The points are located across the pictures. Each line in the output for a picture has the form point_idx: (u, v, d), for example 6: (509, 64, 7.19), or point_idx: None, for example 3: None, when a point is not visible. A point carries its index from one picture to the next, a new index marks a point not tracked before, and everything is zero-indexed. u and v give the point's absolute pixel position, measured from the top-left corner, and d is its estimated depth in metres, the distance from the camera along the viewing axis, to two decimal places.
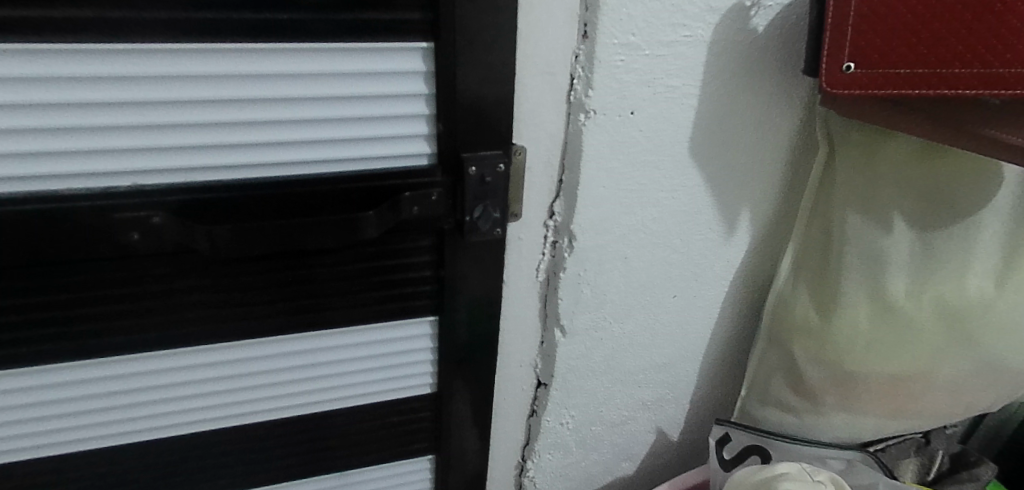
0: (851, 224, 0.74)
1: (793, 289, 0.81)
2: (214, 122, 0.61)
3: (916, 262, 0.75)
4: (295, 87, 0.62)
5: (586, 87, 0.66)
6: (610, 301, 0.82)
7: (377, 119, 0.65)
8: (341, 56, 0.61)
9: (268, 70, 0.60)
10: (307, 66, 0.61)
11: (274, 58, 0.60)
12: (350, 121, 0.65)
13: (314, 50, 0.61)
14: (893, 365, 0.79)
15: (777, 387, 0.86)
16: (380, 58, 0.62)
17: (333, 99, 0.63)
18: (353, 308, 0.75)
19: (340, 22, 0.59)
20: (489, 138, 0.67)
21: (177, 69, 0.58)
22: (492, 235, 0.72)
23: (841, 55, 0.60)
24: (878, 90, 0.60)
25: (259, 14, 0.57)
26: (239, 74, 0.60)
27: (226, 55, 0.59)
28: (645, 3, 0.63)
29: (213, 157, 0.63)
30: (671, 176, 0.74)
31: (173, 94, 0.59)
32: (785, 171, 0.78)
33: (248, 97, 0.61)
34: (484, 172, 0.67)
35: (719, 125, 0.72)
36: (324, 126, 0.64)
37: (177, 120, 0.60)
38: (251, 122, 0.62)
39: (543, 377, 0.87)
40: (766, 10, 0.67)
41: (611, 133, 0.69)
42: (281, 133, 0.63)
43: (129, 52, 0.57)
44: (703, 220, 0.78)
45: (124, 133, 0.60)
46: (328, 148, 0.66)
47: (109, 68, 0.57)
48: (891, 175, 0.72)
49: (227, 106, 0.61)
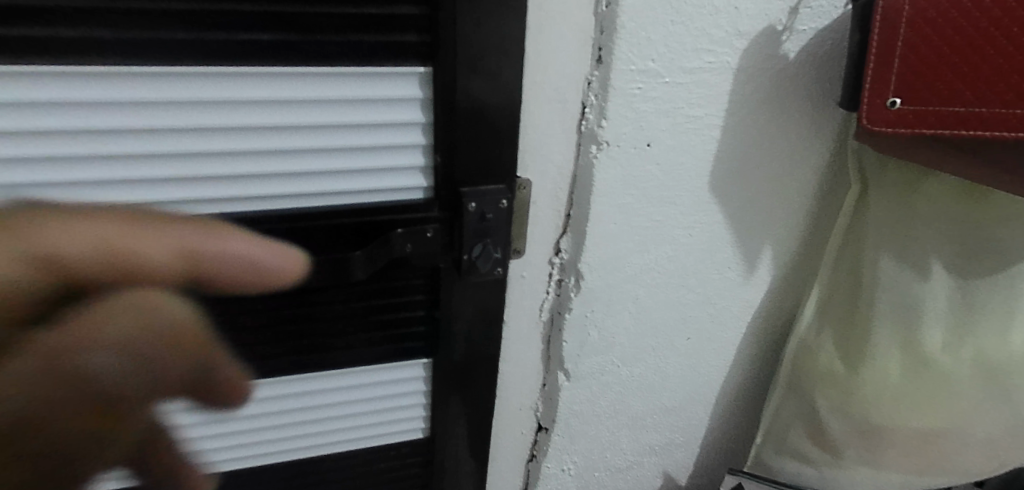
0: (883, 269, 0.68)
1: (817, 336, 0.75)
2: (186, 152, 0.55)
3: (952, 311, 0.69)
4: (278, 115, 0.55)
5: (599, 117, 0.60)
6: (619, 343, 0.75)
7: (368, 148, 0.59)
8: (328, 80, 0.55)
9: (245, 96, 0.54)
10: (289, 91, 0.55)
11: (254, 83, 0.54)
12: (338, 150, 0.58)
13: (300, 75, 0.54)
14: (925, 421, 0.72)
15: (795, 436, 0.80)
16: (372, 83, 0.56)
17: (319, 128, 0.57)
18: (340, 352, 0.69)
19: (329, 45, 0.53)
20: (491, 171, 0.60)
21: (145, 95, 0.52)
22: (492, 276, 0.65)
23: (886, 89, 0.54)
24: (926, 129, 0.53)
25: (237, 35, 0.51)
26: (213, 101, 0.53)
27: (200, 80, 0.53)
28: (667, 27, 0.56)
29: (185, 190, 0.57)
30: (689, 212, 0.68)
31: (140, 122, 0.53)
32: (811, 209, 0.72)
33: (225, 125, 0.55)
34: (485, 209, 0.61)
35: (741, 157, 0.66)
36: (307, 156, 0.58)
37: (143, 151, 0.54)
38: (227, 153, 0.56)
39: (544, 421, 0.81)
40: (798, 35, 0.61)
41: (625, 166, 0.63)
42: (261, 163, 0.57)
43: (90, 75, 0.50)
44: (722, 259, 0.72)
45: (83, 164, 0.53)
46: (314, 180, 0.59)
47: (67, 93, 0.50)
48: (930, 217, 0.66)
49: (199, 135, 0.55)
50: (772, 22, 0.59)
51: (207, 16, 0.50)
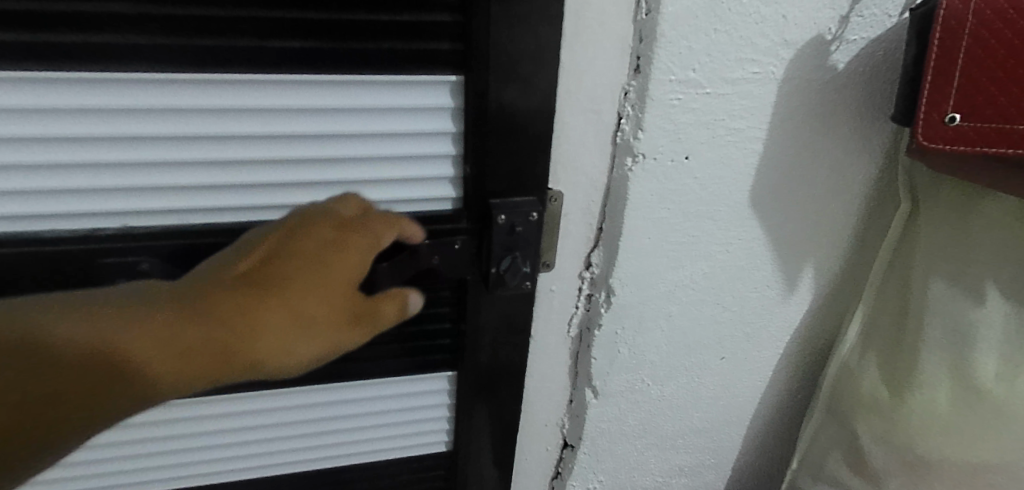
0: (934, 291, 0.65)
1: (860, 360, 0.72)
2: (211, 160, 0.54)
3: (1011, 344, 0.64)
4: (304, 122, 0.54)
5: (635, 128, 0.57)
6: (649, 361, 0.73)
7: (395, 157, 0.57)
8: (356, 88, 0.54)
9: (271, 103, 0.52)
10: (316, 98, 0.53)
11: (280, 90, 0.52)
12: (365, 160, 0.57)
13: (327, 83, 0.53)
14: (974, 453, 0.68)
15: (834, 463, 0.76)
16: (401, 92, 0.55)
17: (346, 136, 0.55)
18: (362, 364, 0.67)
19: (357, 54, 0.52)
20: (521, 183, 0.58)
21: (169, 101, 0.51)
22: (521, 290, 0.63)
23: (944, 104, 0.51)
24: (988, 148, 0.50)
25: (265, 42, 0.50)
26: (238, 108, 0.52)
27: (227, 87, 0.51)
28: (709, 35, 0.54)
29: (209, 198, 0.56)
30: (726, 227, 0.65)
31: (164, 128, 0.52)
32: (856, 227, 0.69)
33: (250, 133, 0.53)
34: (515, 221, 0.59)
35: (784, 171, 0.63)
36: (333, 165, 0.57)
37: (168, 158, 0.53)
38: (252, 161, 0.55)
39: (570, 438, 0.79)
40: (848, 45, 0.57)
41: (661, 179, 0.60)
42: (287, 171, 0.56)
43: (115, 81, 0.49)
44: (760, 277, 0.69)
45: (107, 171, 0.53)
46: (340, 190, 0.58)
47: (92, 99, 0.49)
48: (985, 239, 0.62)
49: (224, 143, 0.53)
50: (821, 31, 0.56)
51: (234, 23, 0.49)
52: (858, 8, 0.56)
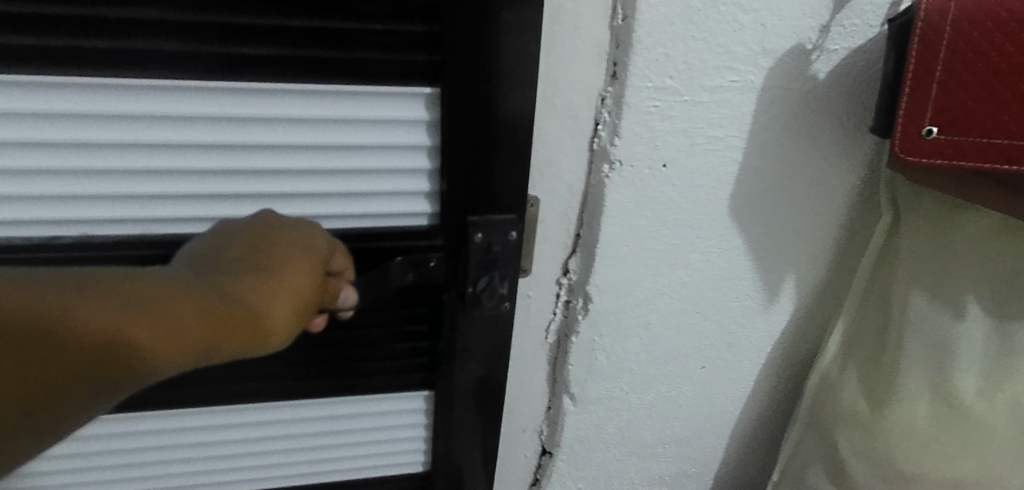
0: (914, 306, 0.64)
1: (841, 370, 0.71)
2: (186, 168, 0.54)
3: (993, 362, 0.63)
4: (277, 129, 0.54)
5: (612, 135, 0.57)
6: (628, 370, 0.72)
7: (372, 171, 0.57)
8: (332, 98, 0.53)
9: (244, 110, 0.52)
10: (290, 106, 0.53)
11: (255, 98, 0.52)
12: (339, 170, 0.57)
13: (301, 92, 0.53)
14: (954, 473, 0.67)
15: (813, 475, 0.75)
16: (377, 103, 0.54)
17: (320, 147, 0.55)
18: (338, 379, 0.67)
19: (330, 62, 0.51)
20: (501, 200, 0.58)
21: (142, 108, 0.50)
22: (498, 310, 0.63)
23: (921, 116, 0.50)
24: (964, 162, 0.50)
25: (234, 48, 0.49)
26: (211, 115, 0.52)
27: (199, 94, 0.51)
28: (687, 43, 0.53)
29: (182, 206, 0.55)
30: (705, 236, 0.64)
31: (136, 135, 0.51)
32: (839, 240, 0.68)
33: (222, 140, 0.53)
34: (492, 239, 0.59)
35: (764, 181, 0.62)
36: (308, 176, 0.56)
37: (139, 164, 0.53)
38: (225, 170, 0.54)
39: (548, 445, 0.78)
40: (829, 55, 0.57)
41: (638, 187, 0.60)
42: (259, 179, 0.56)
43: (86, 86, 0.49)
44: (741, 286, 0.69)
45: (75, 179, 0.52)
46: (314, 201, 0.58)
47: (64, 104, 0.49)
48: (965, 255, 0.61)
49: (195, 150, 0.53)
50: (801, 40, 0.55)
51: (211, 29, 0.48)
52: (839, 17, 0.55)
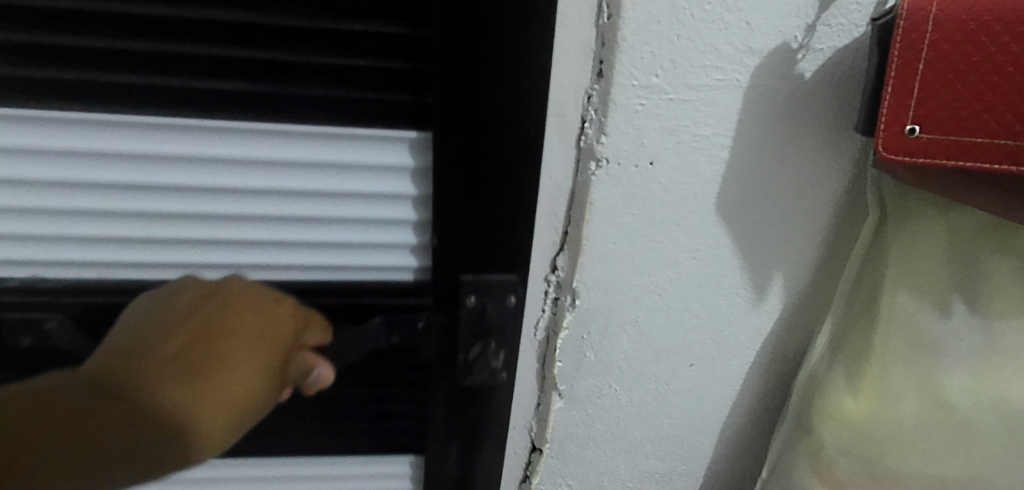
0: (900, 304, 0.64)
1: (828, 368, 0.70)
2: (194, 203, 0.62)
3: (976, 360, 0.64)
4: (277, 160, 0.61)
5: (599, 132, 0.57)
6: (617, 367, 0.72)
7: (364, 220, 0.66)
8: (328, 140, 0.61)
9: (250, 150, 0.60)
10: (292, 149, 0.61)
11: (264, 140, 0.60)
12: (329, 194, 0.63)
13: (301, 137, 0.60)
14: (939, 470, 0.68)
15: (801, 474, 0.75)
16: (373, 153, 0.62)
17: (309, 167, 0.62)
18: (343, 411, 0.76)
19: (327, 99, 0.58)
20: (494, 262, 0.64)
21: (163, 145, 0.59)
22: (493, 378, 0.71)
23: (904, 114, 0.50)
24: (948, 161, 0.50)
25: (246, 85, 0.56)
26: (224, 156, 0.60)
27: (213, 136, 0.59)
28: (672, 41, 0.54)
29: (180, 233, 0.63)
30: (693, 234, 0.64)
31: (144, 178, 0.60)
32: (825, 239, 0.68)
33: (229, 180, 0.61)
34: (486, 302, 0.66)
35: (751, 178, 0.63)
36: (300, 207, 0.64)
37: (148, 205, 0.61)
38: (228, 198, 0.62)
39: (538, 442, 0.78)
40: (815, 54, 0.57)
41: (625, 185, 0.60)
42: (252, 205, 0.63)
43: (115, 129, 0.58)
44: (729, 284, 0.69)
45: (83, 222, 0.62)
46: (304, 229, 0.65)
47: (86, 142, 0.58)
48: (944, 254, 0.62)
49: (197, 173, 0.61)
50: (787, 39, 0.56)
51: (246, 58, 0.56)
52: (825, 17, 0.55)
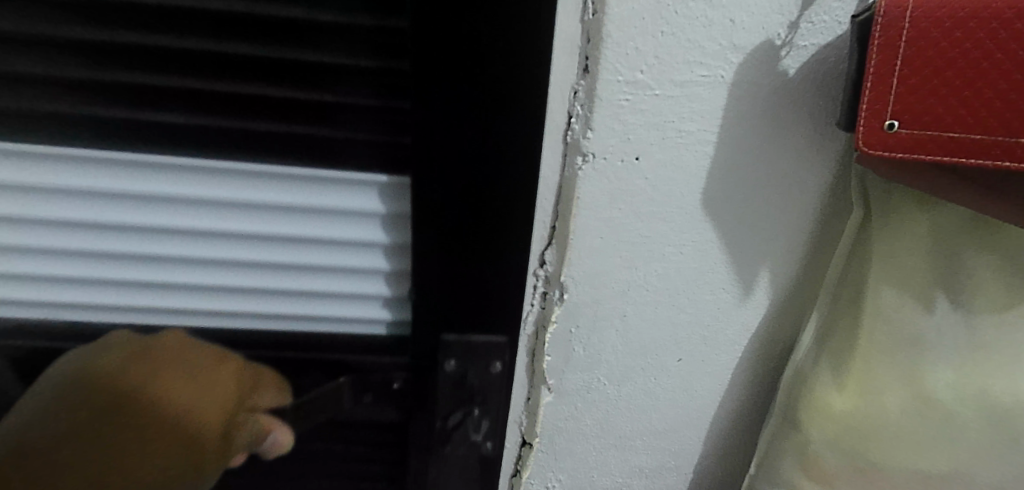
0: (883, 299, 0.65)
1: (814, 363, 0.71)
2: (178, 249, 0.64)
3: (959, 354, 0.65)
4: (262, 212, 0.62)
5: (585, 127, 0.58)
6: (605, 361, 0.73)
7: (346, 268, 0.67)
8: (317, 188, 0.62)
9: (234, 197, 0.61)
10: (278, 195, 0.62)
11: (246, 188, 0.61)
12: (312, 245, 0.65)
13: (286, 184, 0.61)
14: (921, 462, 0.70)
15: (788, 469, 0.76)
16: (354, 200, 0.63)
17: (298, 216, 0.63)
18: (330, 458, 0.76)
19: (316, 138, 0.58)
20: (481, 323, 0.66)
21: (149, 184, 0.60)
22: (479, 449, 0.73)
23: (884, 110, 0.51)
24: (928, 155, 0.51)
25: (236, 122, 0.57)
26: (208, 198, 0.61)
27: (198, 179, 0.60)
28: (657, 37, 0.55)
29: (163, 273, 0.65)
30: (679, 229, 0.65)
31: (129, 216, 0.61)
32: (811, 236, 0.69)
33: (211, 223, 0.62)
34: (467, 367, 0.68)
35: (737, 174, 0.63)
36: (285, 254, 0.65)
37: (129, 246, 0.63)
38: (209, 244, 0.64)
39: (528, 437, 0.78)
40: (798, 51, 0.58)
41: (612, 179, 0.61)
42: (235, 250, 0.65)
43: (100, 166, 0.58)
44: (716, 279, 0.70)
45: (49, 262, 0.64)
46: (287, 273, 0.67)
47: (60, 182, 0.59)
48: (927, 250, 0.63)
49: (180, 214, 0.62)
50: (770, 37, 0.56)
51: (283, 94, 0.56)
52: (808, 14, 0.56)
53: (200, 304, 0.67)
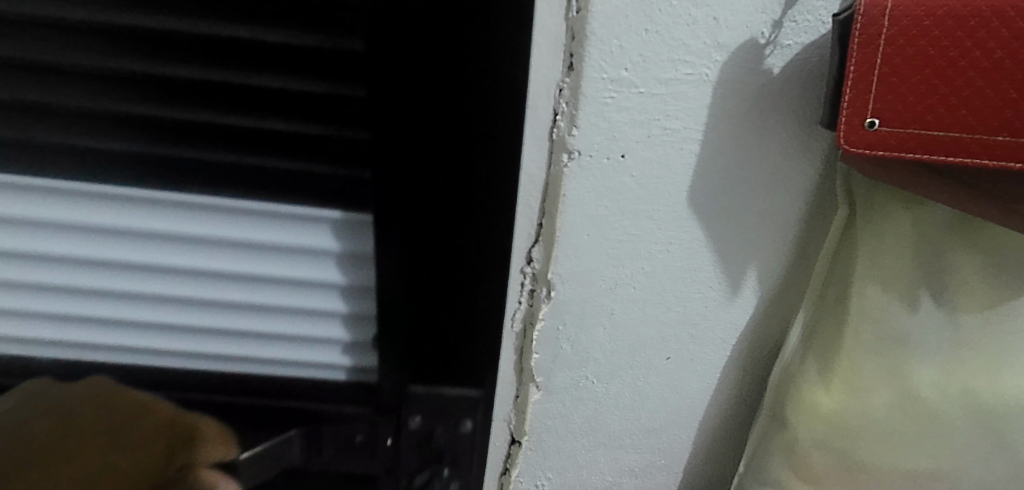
0: (871, 300, 0.65)
1: (800, 363, 0.71)
2: (155, 284, 0.73)
3: (942, 350, 0.66)
4: (231, 255, 0.71)
5: (570, 125, 0.59)
6: (593, 359, 0.74)
7: (305, 308, 0.75)
8: (285, 233, 0.69)
9: (202, 240, 0.69)
10: (236, 235, 0.69)
11: (211, 226, 0.68)
12: (278, 287, 0.73)
13: (253, 231, 0.69)
14: (907, 459, 0.70)
15: (776, 469, 0.76)
16: (311, 251, 0.71)
17: (263, 265, 0.71)
18: None
19: (301, 175, 0.65)
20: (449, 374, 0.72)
21: (135, 223, 0.67)
22: None
23: (864, 108, 0.52)
24: (907, 154, 0.52)
25: (228, 157, 0.63)
26: (191, 247, 0.70)
27: (177, 240, 0.70)
28: (641, 35, 0.55)
29: (145, 306, 0.74)
30: (666, 227, 0.66)
31: (103, 251, 0.69)
32: (797, 234, 0.69)
33: (183, 263, 0.71)
34: (430, 422, 0.74)
35: (724, 172, 0.64)
36: (256, 296, 0.74)
37: (113, 276, 0.72)
38: (183, 280, 0.72)
39: (517, 435, 0.79)
40: (783, 50, 0.58)
41: (598, 177, 0.61)
42: (210, 288, 0.73)
43: (84, 205, 0.66)
44: (703, 277, 0.70)
45: (44, 300, 0.74)
46: (257, 313, 0.76)
47: (43, 217, 0.67)
48: (912, 249, 0.64)
49: (174, 282, 0.73)
50: (754, 35, 0.57)
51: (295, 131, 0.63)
52: (791, 13, 0.57)
53: (179, 340, 0.78)
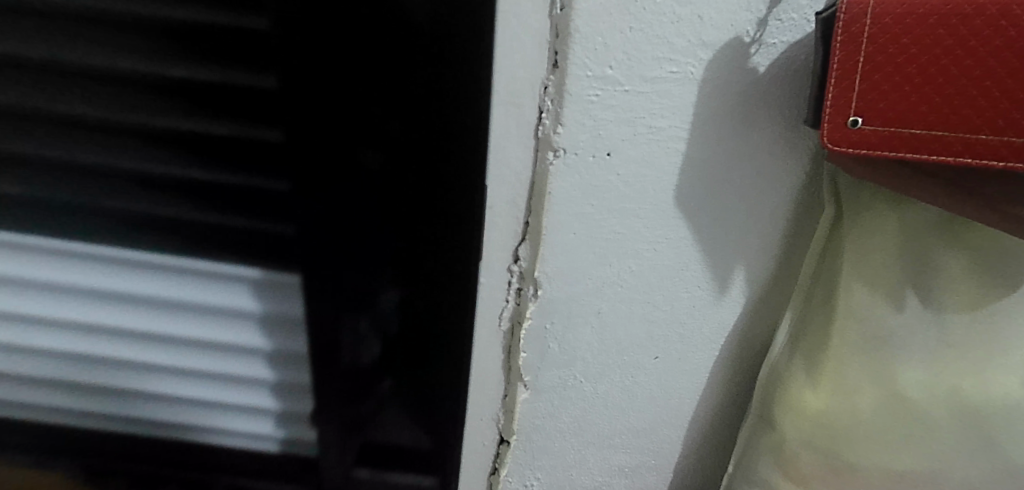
0: (856, 299, 0.65)
1: (787, 362, 0.71)
2: (145, 345, 0.89)
3: (928, 350, 0.66)
4: (211, 333, 0.85)
5: (555, 123, 0.59)
6: (581, 359, 0.73)
7: (238, 364, 0.89)
8: (213, 295, 0.81)
9: (172, 300, 0.82)
10: (204, 296, 0.81)
11: (183, 308, 0.84)
12: (221, 356, 0.89)
13: (228, 305, 0.82)
14: (893, 460, 0.70)
15: (763, 467, 0.76)
16: (248, 334, 0.85)
17: (214, 342, 0.87)
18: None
19: (254, 231, 0.74)
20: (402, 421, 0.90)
21: (121, 288, 0.82)
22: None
23: (847, 107, 0.52)
24: (890, 152, 0.52)
25: (172, 206, 0.73)
26: (173, 322, 0.85)
27: (165, 317, 0.85)
28: (625, 33, 0.55)
29: (135, 352, 0.90)
30: (652, 226, 0.66)
31: (90, 313, 0.87)
32: (784, 234, 0.69)
33: (163, 335, 0.87)
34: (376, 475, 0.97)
35: (710, 171, 0.64)
36: (231, 358, 0.89)
37: (113, 338, 0.89)
38: (167, 340, 0.88)
39: (505, 434, 0.79)
40: (768, 48, 0.58)
41: (583, 175, 0.61)
42: (191, 350, 0.89)
43: (72, 266, 0.82)
44: (690, 277, 0.70)
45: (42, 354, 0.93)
46: (220, 365, 0.90)
47: (41, 272, 0.83)
48: (896, 248, 0.63)
49: (149, 348, 0.90)
50: (739, 34, 0.57)
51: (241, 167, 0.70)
52: (776, 12, 0.56)
53: (145, 379, 0.94)
